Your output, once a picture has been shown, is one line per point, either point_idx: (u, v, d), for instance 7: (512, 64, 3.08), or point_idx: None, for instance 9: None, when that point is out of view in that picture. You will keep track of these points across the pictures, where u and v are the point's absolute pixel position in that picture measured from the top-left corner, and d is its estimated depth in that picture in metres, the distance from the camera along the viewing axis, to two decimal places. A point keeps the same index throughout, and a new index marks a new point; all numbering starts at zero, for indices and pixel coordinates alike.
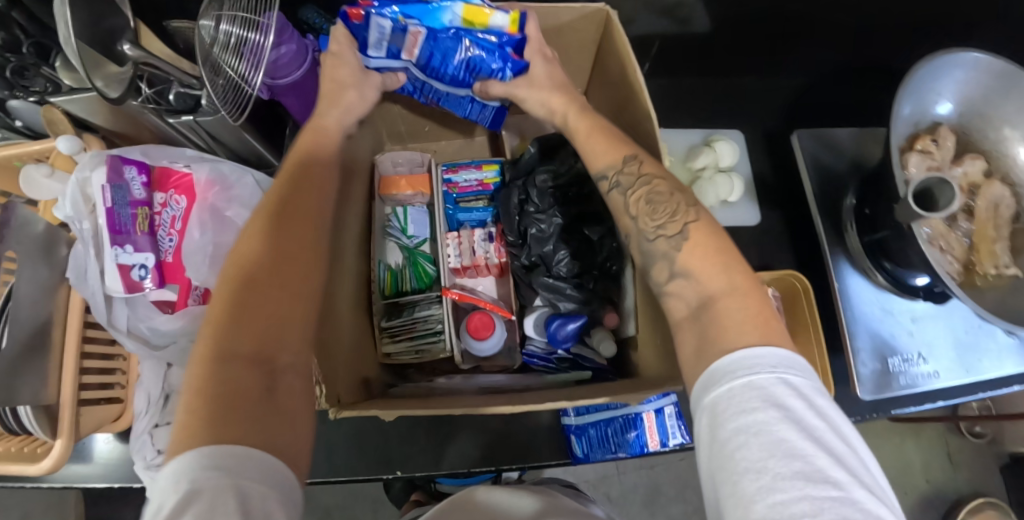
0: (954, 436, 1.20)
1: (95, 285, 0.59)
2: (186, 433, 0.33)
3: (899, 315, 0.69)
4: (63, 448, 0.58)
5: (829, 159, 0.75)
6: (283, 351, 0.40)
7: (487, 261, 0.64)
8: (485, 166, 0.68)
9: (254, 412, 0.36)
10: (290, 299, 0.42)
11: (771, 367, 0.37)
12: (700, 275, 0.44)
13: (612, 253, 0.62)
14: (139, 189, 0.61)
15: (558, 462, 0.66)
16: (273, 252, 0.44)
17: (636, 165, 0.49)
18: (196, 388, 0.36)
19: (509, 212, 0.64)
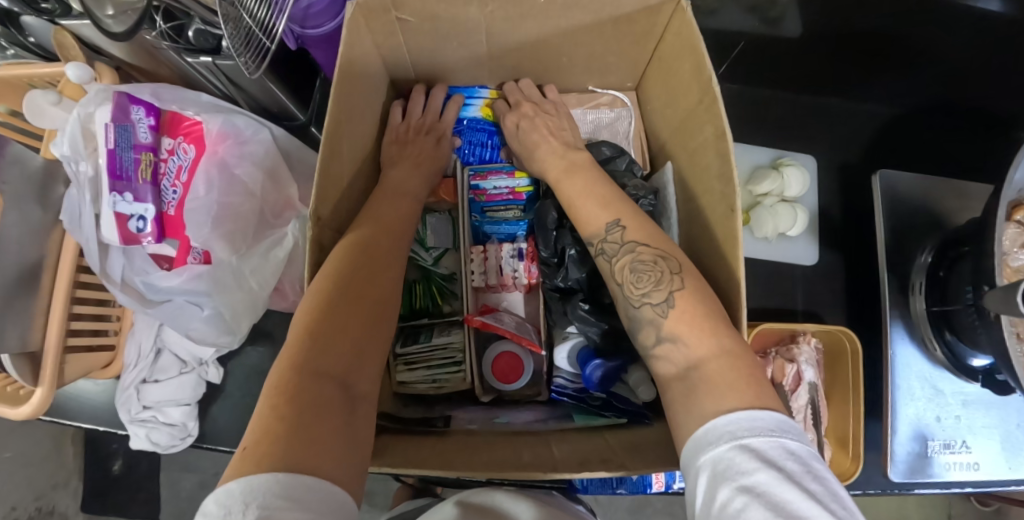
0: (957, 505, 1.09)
1: (89, 232, 0.55)
2: (264, 450, 0.29)
3: (950, 396, 0.62)
4: (43, 395, 0.55)
5: (910, 207, 0.66)
6: (361, 375, 0.38)
7: (515, 280, 0.59)
8: (518, 173, 0.61)
9: (329, 426, 0.33)
10: (371, 323, 0.41)
11: (769, 429, 0.32)
12: (694, 345, 0.38)
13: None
14: (145, 132, 0.56)
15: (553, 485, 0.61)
16: (370, 264, 0.43)
17: (618, 232, 0.45)
18: (277, 390, 0.33)
19: (544, 229, 0.56)
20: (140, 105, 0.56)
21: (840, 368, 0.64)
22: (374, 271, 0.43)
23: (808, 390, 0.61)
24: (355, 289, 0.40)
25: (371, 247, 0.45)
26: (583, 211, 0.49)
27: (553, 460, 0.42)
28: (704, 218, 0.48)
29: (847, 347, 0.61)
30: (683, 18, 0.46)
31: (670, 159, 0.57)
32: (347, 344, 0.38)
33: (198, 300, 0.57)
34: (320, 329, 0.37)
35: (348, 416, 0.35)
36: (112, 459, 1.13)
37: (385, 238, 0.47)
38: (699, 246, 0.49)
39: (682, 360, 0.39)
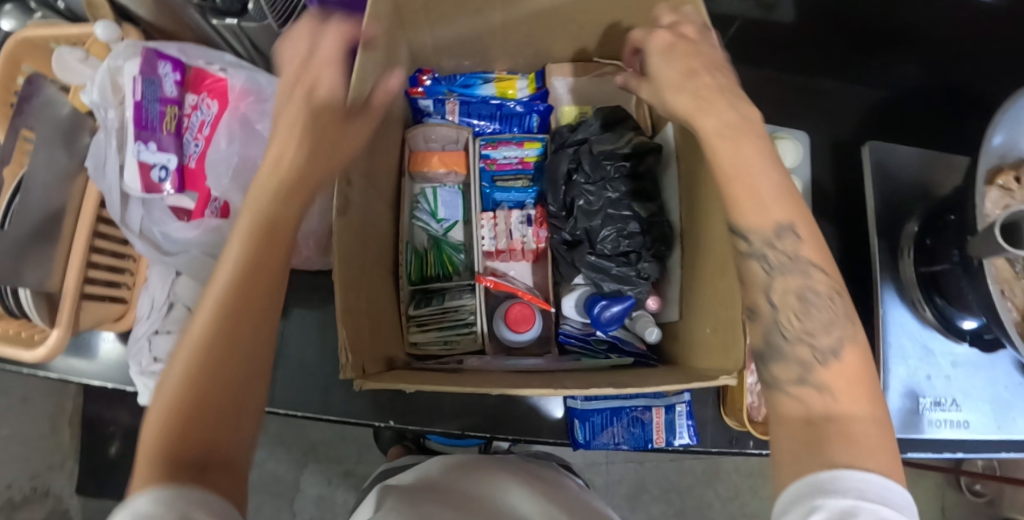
0: (952, 490, 1.08)
1: (113, 179, 0.56)
2: (151, 459, 0.31)
3: (940, 357, 0.64)
4: (59, 337, 0.56)
5: (900, 179, 0.68)
6: (255, 343, 0.36)
7: (523, 246, 0.62)
8: (527, 144, 0.64)
9: (214, 426, 0.33)
10: (274, 278, 0.37)
11: (898, 505, 0.29)
12: (845, 401, 0.33)
13: (660, 235, 0.56)
14: (170, 86, 0.58)
15: (556, 440, 0.65)
16: (269, 224, 0.38)
17: (793, 240, 0.37)
18: (165, 398, 0.33)
19: (554, 180, 0.59)
20: (168, 60, 0.58)
21: None
22: (272, 234, 0.38)
23: None
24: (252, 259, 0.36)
25: (278, 198, 0.39)
26: (737, 191, 0.38)
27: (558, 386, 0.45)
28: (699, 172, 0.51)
29: None
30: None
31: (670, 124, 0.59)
32: (244, 320, 0.35)
33: (214, 252, 0.60)
34: (217, 314, 0.35)
35: (236, 406, 0.34)
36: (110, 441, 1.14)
37: (287, 189, 0.39)
38: (698, 191, 0.52)
39: (827, 347, 0.36)
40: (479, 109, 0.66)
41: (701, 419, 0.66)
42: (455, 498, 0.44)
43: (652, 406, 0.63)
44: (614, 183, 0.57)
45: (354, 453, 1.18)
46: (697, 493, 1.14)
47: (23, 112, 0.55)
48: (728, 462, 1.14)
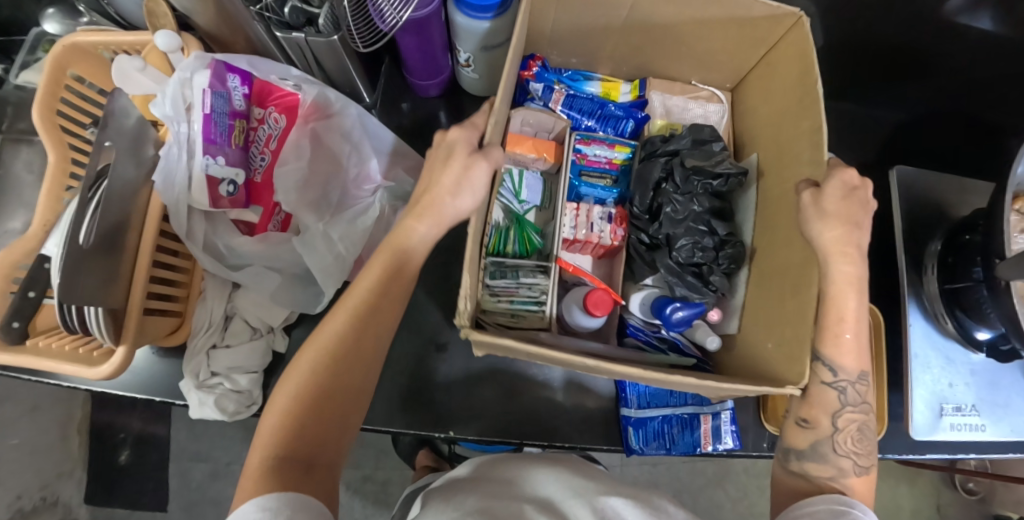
0: (948, 489, 1.14)
1: (181, 193, 0.55)
2: (304, 394, 0.50)
3: (958, 365, 0.70)
4: (123, 355, 0.56)
5: (921, 201, 0.73)
6: (348, 394, 0.52)
7: (599, 241, 0.63)
8: (617, 147, 0.67)
9: (347, 383, 0.52)
10: (352, 388, 0.52)
11: None
12: (861, 451, 0.50)
13: (731, 255, 0.62)
14: (239, 99, 0.58)
15: (609, 447, 0.66)
16: (372, 307, 0.51)
17: (863, 386, 0.49)
18: (317, 358, 0.50)
19: (644, 184, 0.64)
20: (239, 74, 0.58)
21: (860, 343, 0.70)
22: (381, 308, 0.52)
23: None
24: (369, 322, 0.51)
25: (378, 297, 0.51)
26: (833, 333, 0.47)
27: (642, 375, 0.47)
28: (778, 204, 0.57)
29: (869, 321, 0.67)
30: (800, 28, 0.54)
31: (755, 152, 0.64)
32: (360, 360, 0.52)
33: (277, 265, 0.61)
34: (339, 364, 0.51)
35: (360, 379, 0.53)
36: (120, 448, 1.13)
37: (388, 289, 0.51)
38: (775, 225, 0.57)
39: (855, 402, 0.49)
40: (581, 103, 0.68)
41: (743, 426, 0.68)
42: (486, 487, 0.55)
43: (701, 413, 0.66)
44: (699, 198, 0.63)
45: (370, 459, 1.18)
46: (708, 494, 1.18)
47: (107, 126, 0.53)
48: (736, 463, 1.19)
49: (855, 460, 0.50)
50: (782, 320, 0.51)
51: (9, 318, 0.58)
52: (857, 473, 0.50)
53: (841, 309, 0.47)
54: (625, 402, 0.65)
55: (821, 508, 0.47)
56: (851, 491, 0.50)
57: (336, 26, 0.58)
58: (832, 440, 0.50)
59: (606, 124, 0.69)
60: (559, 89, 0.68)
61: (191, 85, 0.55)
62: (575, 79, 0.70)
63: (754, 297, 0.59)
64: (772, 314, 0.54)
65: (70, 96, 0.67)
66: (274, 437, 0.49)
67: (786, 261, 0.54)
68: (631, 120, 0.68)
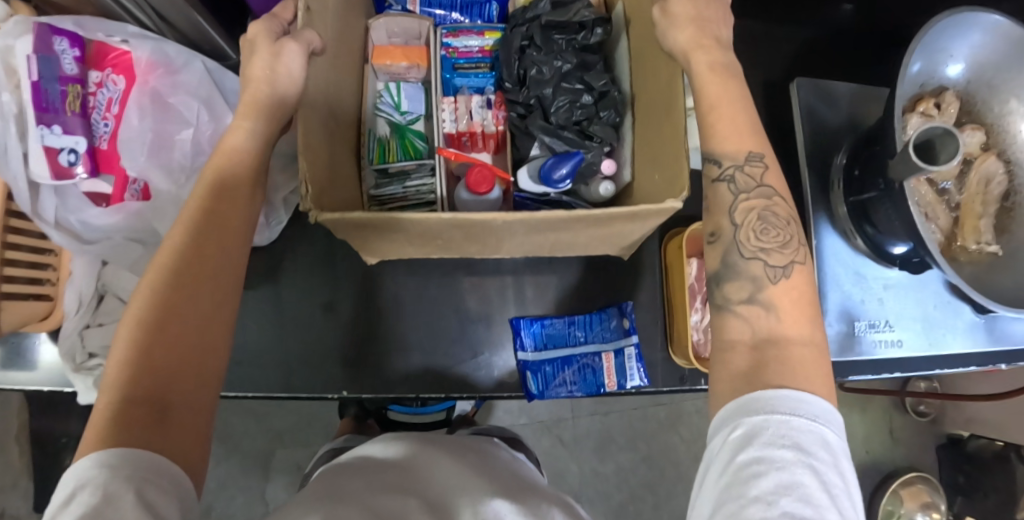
0: (898, 413, 1.11)
1: (17, 168, 0.53)
2: (139, 324, 0.36)
3: (873, 282, 0.67)
4: None
5: (827, 112, 0.70)
6: (204, 320, 0.38)
7: (483, 128, 0.59)
8: (487, 33, 0.62)
9: (197, 308, 0.38)
10: (210, 317, 0.39)
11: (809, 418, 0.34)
12: (789, 316, 0.39)
13: (612, 104, 0.57)
14: (70, 63, 0.54)
15: (511, 395, 0.63)
16: (213, 210, 0.41)
17: (760, 166, 0.42)
18: (153, 278, 0.38)
19: (508, 54, 0.59)
20: (69, 36, 0.54)
21: None
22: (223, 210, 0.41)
23: None
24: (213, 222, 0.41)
25: (216, 198, 0.41)
26: (711, 128, 0.43)
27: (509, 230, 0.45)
28: (642, 36, 0.54)
29: None
30: None
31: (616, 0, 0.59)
32: (216, 275, 0.40)
33: (139, 236, 0.58)
34: (182, 280, 0.38)
35: (218, 301, 0.40)
36: (64, 454, 1.11)
37: (232, 185, 0.42)
38: (643, 58, 0.53)
39: (750, 189, 0.42)
40: None
41: (650, 362, 0.66)
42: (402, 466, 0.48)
43: (602, 352, 0.64)
44: (565, 54, 0.58)
45: (318, 436, 1.16)
46: (663, 439, 1.16)
47: None
48: (688, 405, 1.17)
49: (771, 263, 0.41)
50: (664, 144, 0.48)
51: None
52: (777, 279, 0.40)
53: (717, 94, 0.43)
54: (522, 346, 0.63)
55: (754, 420, 0.34)
56: (776, 314, 0.39)
57: None
58: (756, 273, 0.40)
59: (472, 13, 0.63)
60: None
61: (16, 50, 0.52)
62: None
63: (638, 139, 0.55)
64: (654, 147, 0.51)
65: None
66: (120, 369, 0.35)
67: (654, 88, 0.51)
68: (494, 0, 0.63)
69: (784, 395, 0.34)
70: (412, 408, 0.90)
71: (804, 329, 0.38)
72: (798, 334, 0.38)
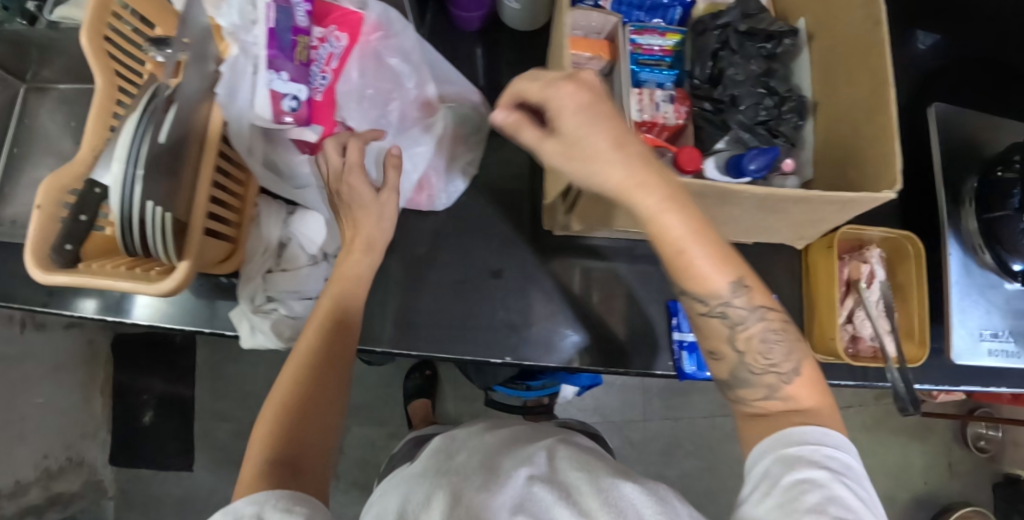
0: (958, 446, 1.16)
1: (244, 108, 0.55)
2: (281, 415, 0.49)
3: (993, 296, 0.70)
4: (186, 270, 0.54)
5: (959, 137, 0.72)
6: (325, 402, 0.52)
7: (665, 121, 0.62)
8: (669, 35, 0.65)
9: (322, 393, 0.52)
10: (327, 403, 0.52)
11: (813, 440, 0.42)
12: (810, 401, 0.46)
13: (796, 107, 0.60)
14: (302, 16, 0.57)
15: (665, 375, 0.66)
16: (337, 317, 0.54)
17: (744, 294, 0.45)
18: (294, 373, 0.52)
19: (702, 55, 0.62)
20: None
21: (902, 269, 0.70)
22: (345, 318, 0.54)
23: (880, 288, 0.68)
24: (336, 329, 0.54)
25: (341, 308, 0.55)
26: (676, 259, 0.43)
27: (739, 198, 0.48)
28: (845, 48, 0.57)
29: (910, 251, 0.68)
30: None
31: (798, 18, 0.64)
32: (332, 367, 0.53)
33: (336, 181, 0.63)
34: (312, 375, 0.52)
35: (335, 387, 0.53)
36: (143, 410, 1.18)
37: (354, 297, 0.56)
38: (845, 70, 0.57)
39: (744, 318, 0.46)
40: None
41: None
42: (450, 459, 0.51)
43: None
44: (757, 60, 0.61)
45: (395, 416, 1.19)
46: (727, 449, 1.20)
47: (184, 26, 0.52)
48: None
49: (781, 374, 0.46)
50: (866, 147, 0.53)
51: (60, 241, 0.60)
52: (791, 382, 0.45)
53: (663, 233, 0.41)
54: (679, 325, 0.66)
55: (779, 459, 0.42)
56: (797, 400, 0.45)
57: None
58: (772, 386, 0.46)
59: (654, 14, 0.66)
60: None
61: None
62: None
63: (827, 141, 0.59)
64: (850, 150, 0.55)
65: (117, 24, 0.66)
66: (264, 442, 0.48)
67: (855, 98, 0.55)
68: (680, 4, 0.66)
69: (800, 431, 0.43)
70: (516, 390, 0.94)
71: (816, 397, 0.45)
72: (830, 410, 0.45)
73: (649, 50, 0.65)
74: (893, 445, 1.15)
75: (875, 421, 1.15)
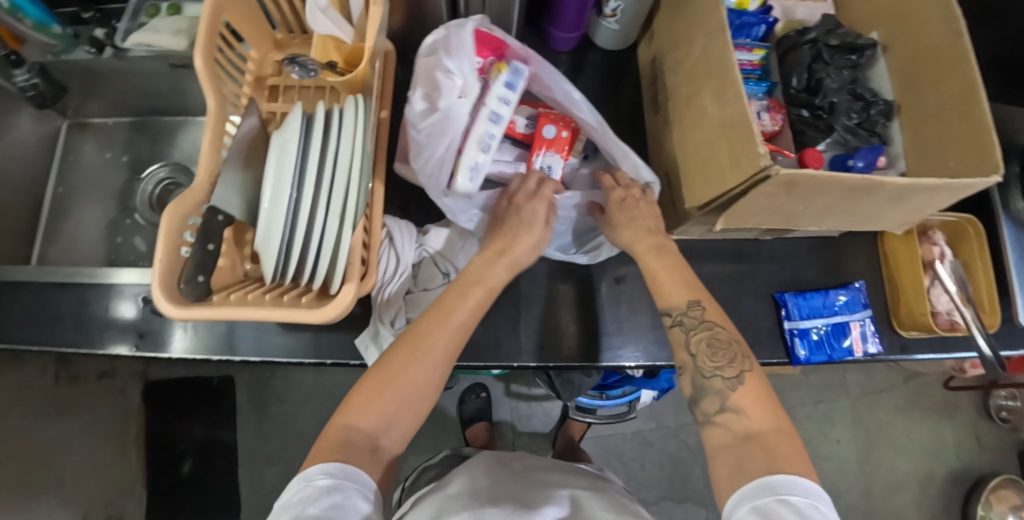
0: (985, 420, 1.34)
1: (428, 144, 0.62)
2: (383, 376, 0.50)
3: None
4: (350, 293, 0.53)
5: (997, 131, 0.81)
6: (421, 382, 0.51)
7: (763, 129, 0.68)
8: (757, 50, 0.71)
9: (425, 368, 0.51)
10: (425, 386, 0.51)
11: (806, 493, 0.42)
12: (756, 417, 0.49)
13: (885, 110, 0.67)
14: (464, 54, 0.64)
15: (777, 361, 0.71)
16: (457, 306, 0.54)
17: (699, 311, 0.56)
18: (405, 342, 0.52)
19: (798, 67, 0.69)
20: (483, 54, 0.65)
21: (963, 247, 0.77)
22: (458, 310, 0.54)
23: (950, 267, 0.75)
24: (444, 314, 0.53)
25: (455, 296, 0.55)
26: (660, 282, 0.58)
27: (875, 191, 0.54)
28: (927, 55, 0.64)
29: (971, 232, 0.75)
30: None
31: (873, 31, 0.71)
32: (440, 353, 0.52)
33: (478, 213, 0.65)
34: (419, 349, 0.51)
35: (437, 372, 0.52)
36: (182, 460, 1.09)
37: (469, 290, 0.55)
38: (929, 76, 0.64)
39: (694, 326, 0.55)
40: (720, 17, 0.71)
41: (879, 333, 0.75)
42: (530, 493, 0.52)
43: (851, 321, 0.73)
44: (847, 69, 0.68)
45: (456, 443, 1.16)
46: None
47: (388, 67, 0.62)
48: (800, 412, 1.30)
49: (727, 379, 0.52)
50: (962, 140, 0.60)
51: (193, 272, 0.56)
52: (736, 388, 0.51)
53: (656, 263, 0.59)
54: (789, 315, 0.71)
55: (758, 505, 0.43)
56: (746, 414, 0.50)
57: None
58: (719, 390, 0.52)
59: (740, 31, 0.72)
60: None
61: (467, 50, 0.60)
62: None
63: (921, 140, 0.66)
64: (946, 144, 0.62)
65: (225, 47, 0.65)
66: (357, 403, 0.50)
67: (946, 98, 0.62)
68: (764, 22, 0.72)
69: (772, 479, 0.44)
70: (598, 399, 0.99)
71: (769, 421, 0.49)
72: (767, 426, 0.49)
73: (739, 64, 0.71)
74: (926, 427, 1.32)
75: (908, 403, 1.32)
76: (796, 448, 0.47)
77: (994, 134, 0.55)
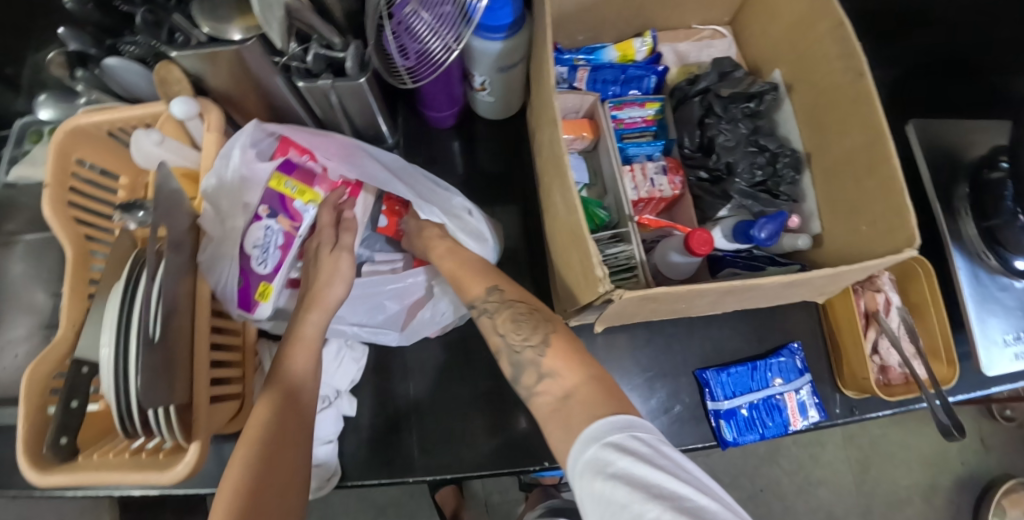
0: (988, 420, 1.23)
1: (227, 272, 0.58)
2: (239, 483, 0.45)
3: (1005, 300, 0.67)
4: (197, 452, 0.51)
5: (943, 146, 0.72)
6: (282, 466, 0.47)
7: (661, 194, 0.61)
8: (649, 104, 0.64)
9: (285, 454, 0.48)
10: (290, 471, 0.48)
11: (622, 425, 0.41)
12: (569, 375, 0.47)
13: (791, 162, 0.61)
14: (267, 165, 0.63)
15: (704, 445, 0.65)
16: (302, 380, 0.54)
17: (498, 294, 0.54)
18: (255, 434, 0.49)
19: (688, 124, 0.63)
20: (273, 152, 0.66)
21: (913, 288, 0.68)
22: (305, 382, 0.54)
23: (898, 314, 0.66)
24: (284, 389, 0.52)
25: (298, 373, 0.54)
26: (463, 285, 0.57)
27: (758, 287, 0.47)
28: (828, 97, 0.56)
29: (920, 273, 0.66)
30: (829, 19, 0.53)
31: (775, 69, 0.64)
32: (292, 432, 0.50)
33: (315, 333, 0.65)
34: (273, 439, 0.49)
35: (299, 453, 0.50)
36: None
37: (308, 364, 0.55)
38: (830, 122, 0.57)
39: (495, 310, 0.53)
40: (606, 74, 0.65)
41: (825, 396, 0.68)
42: None
43: (786, 392, 0.65)
44: (743, 120, 0.62)
45: (423, 507, 1.14)
46: (766, 473, 1.21)
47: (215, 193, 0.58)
48: (788, 438, 1.22)
49: (535, 348, 0.49)
50: (868, 200, 0.52)
51: (55, 435, 0.53)
52: (544, 353, 0.48)
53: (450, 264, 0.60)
54: (712, 395, 0.64)
55: (588, 457, 0.40)
56: (557, 374, 0.47)
57: (364, 68, 0.56)
58: (531, 361, 0.49)
59: (630, 84, 0.66)
60: (581, 66, 0.65)
61: (241, 155, 0.59)
62: (595, 49, 0.67)
63: (830, 194, 0.58)
64: (857, 202, 0.54)
65: (78, 185, 0.62)
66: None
67: (851, 148, 0.54)
68: (653, 72, 0.65)
69: (594, 427, 0.41)
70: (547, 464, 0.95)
71: (578, 371, 0.47)
72: (576, 379, 0.46)
73: (632, 121, 0.64)
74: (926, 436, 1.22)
75: (904, 413, 1.22)
76: (611, 391, 0.45)
77: (905, 198, 0.47)
